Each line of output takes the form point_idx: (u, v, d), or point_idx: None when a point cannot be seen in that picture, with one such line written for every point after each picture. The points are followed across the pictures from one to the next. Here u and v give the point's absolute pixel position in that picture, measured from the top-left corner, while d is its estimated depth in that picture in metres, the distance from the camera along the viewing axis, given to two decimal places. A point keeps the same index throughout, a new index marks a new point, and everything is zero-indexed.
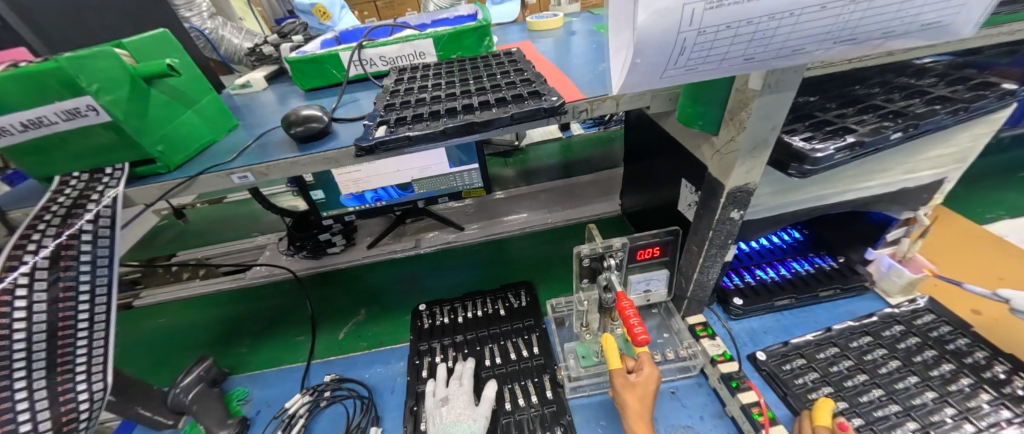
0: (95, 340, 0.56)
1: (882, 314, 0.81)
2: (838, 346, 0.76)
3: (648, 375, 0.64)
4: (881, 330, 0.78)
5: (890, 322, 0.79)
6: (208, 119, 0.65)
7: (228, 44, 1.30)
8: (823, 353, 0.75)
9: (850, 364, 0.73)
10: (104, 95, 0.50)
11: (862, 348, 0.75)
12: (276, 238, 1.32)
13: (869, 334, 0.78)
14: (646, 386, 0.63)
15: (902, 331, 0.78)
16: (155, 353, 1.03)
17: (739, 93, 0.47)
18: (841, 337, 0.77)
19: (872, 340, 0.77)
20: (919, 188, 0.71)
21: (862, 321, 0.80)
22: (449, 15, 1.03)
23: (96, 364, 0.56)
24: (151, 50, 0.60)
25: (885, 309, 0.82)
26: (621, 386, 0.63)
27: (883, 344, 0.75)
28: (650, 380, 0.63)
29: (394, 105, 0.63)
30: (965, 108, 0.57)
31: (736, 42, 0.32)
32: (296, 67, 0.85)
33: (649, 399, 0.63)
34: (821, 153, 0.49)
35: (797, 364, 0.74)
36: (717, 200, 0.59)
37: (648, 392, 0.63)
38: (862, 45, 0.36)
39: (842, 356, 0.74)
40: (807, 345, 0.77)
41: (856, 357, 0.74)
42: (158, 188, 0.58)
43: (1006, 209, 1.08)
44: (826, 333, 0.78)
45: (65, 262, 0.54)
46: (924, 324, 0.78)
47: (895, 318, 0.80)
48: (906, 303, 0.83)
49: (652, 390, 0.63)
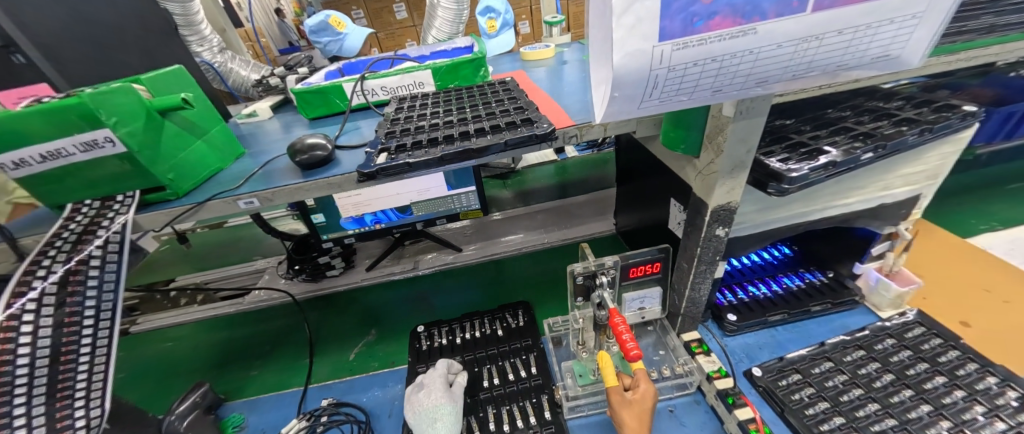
0: (96, 364, 0.57)
1: (873, 328, 0.83)
2: (832, 360, 0.77)
3: (644, 391, 0.65)
4: (873, 344, 0.79)
5: (882, 335, 0.81)
6: (217, 148, 0.68)
7: (236, 76, 1.36)
8: (818, 368, 0.76)
9: (844, 378, 0.74)
10: (122, 127, 0.53)
11: (855, 362, 0.77)
12: (276, 262, 1.33)
13: (861, 348, 0.79)
14: (643, 403, 0.64)
15: (894, 345, 0.79)
16: (153, 381, 1.02)
17: (716, 119, 0.50)
18: (834, 351, 0.79)
19: (865, 354, 0.78)
20: (896, 204, 0.75)
21: (854, 335, 0.81)
22: (447, 47, 1.09)
23: (95, 391, 0.56)
24: (167, 85, 0.64)
25: (876, 323, 0.84)
26: (617, 403, 0.64)
27: (875, 357, 0.77)
28: (646, 397, 0.64)
29: (394, 132, 0.66)
30: (929, 129, 0.61)
31: (704, 77, 0.35)
32: (301, 98, 0.89)
33: (647, 416, 0.63)
34: (796, 173, 0.52)
35: (792, 379, 0.75)
36: (703, 219, 0.61)
37: (645, 408, 0.63)
38: (820, 76, 0.39)
39: (836, 370, 0.75)
40: (802, 360, 0.78)
41: (850, 371, 0.75)
42: (166, 214, 0.60)
43: (998, 221, 1.11)
44: (820, 347, 0.80)
45: (72, 287, 0.55)
46: (914, 337, 0.80)
47: (887, 331, 0.81)
48: (896, 315, 0.85)
49: (648, 407, 0.64)
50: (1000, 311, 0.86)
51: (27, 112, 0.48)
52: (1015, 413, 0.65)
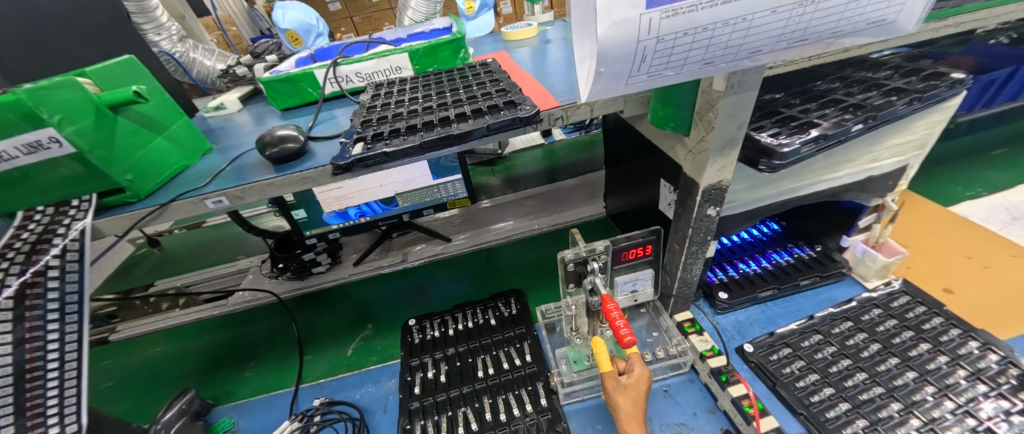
0: (67, 378, 0.53)
1: (860, 299, 0.83)
2: (821, 333, 0.78)
3: (638, 375, 0.64)
4: (860, 314, 0.80)
5: (868, 306, 0.82)
6: (180, 145, 0.64)
7: (200, 67, 1.27)
8: (808, 340, 0.77)
9: (833, 349, 0.75)
10: (68, 125, 0.49)
11: (844, 333, 0.77)
12: (259, 260, 1.29)
13: (849, 319, 0.80)
14: (637, 387, 0.63)
15: (881, 315, 0.80)
16: (135, 391, 0.98)
17: (706, 94, 0.48)
18: (823, 324, 0.79)
19: (853, 325, 0.79)
20: (883, 175, 0.74)
21: (841, 307, 0.82)
22: (424, 29, 1.04)
23: (69, 407, 0.53)
24: (118, 77, 0.59)
25: (863, 294, 0.84)
26: (610, 387, 0.64)
27: (863, 328, 0.78)
28: (640, 381, 0.63)
29: (371, 121, 0.63)
30: (918, 99, 0.60)
31: (694, 48, 0.33)
32: (270, 88, 0.84)
33: (642, 400, 0.63)
34: (787, 148, 0.51)
35: (783, 353, 0.76)
36: (694, 198, 0.60)
37: (639, 392, 0.63)
38: (815, 44, 0.37)
39: (825, 342, 0.76)
40: (791, 334, 0.79)
41: (839, 343, 0.76)
42: (128, 218, 0.56)
43: (983, 187, 1.12)
44: (809, 321, 0.80)
45: (30, 301, 0.52)
46: (900, 306, 0.81)
47: (874, 302, 0.82)
48: (882, 285, 0.86)
49: (643, 390, 0.63)
50: (982, 277, 0.87)
51: None
52: (999, 375, 0.67)
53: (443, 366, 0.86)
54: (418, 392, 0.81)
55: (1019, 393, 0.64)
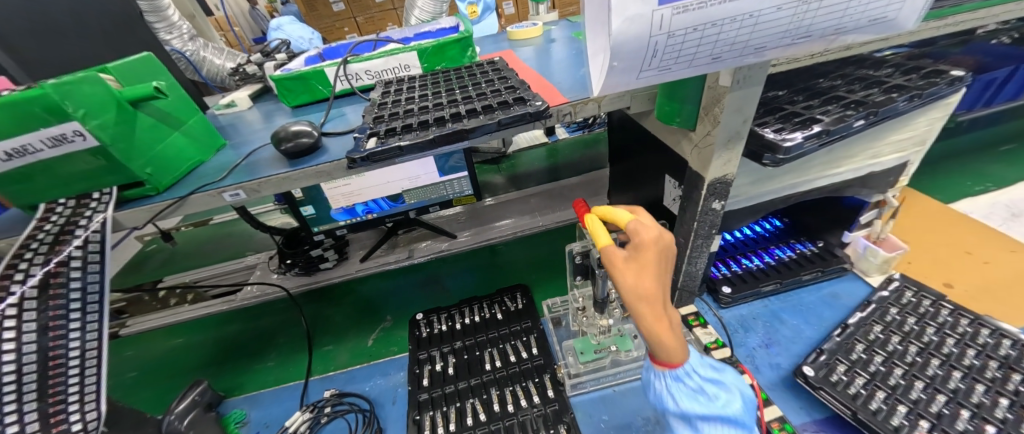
0: (87, 367, 0.55)
1: (874, 297, 0.83)
2: (861, 341, 0.75)
3: (656, 237, 0.48)
4: (881, 316, 0.79)
5: (885, 305, 0.81)
6: (196, 139, 0.65)
7: (209, 65, 1.30)
8: (854, 352, 0.73)
9: (881, 358, 0.71)
10: (91, 120, 0.50)
11: (880, 339, 0.75)
12: (266, 257, 1.31)
13: (876, 322, 0.78)
14: (648, 248, 0.48)
15: (898, 313, 0.79)
16: (145, 383, 1.01)
17: (712, 90, 0.50)
18: (858, 330, 0.77)
19: (882, 327, 0.77)
20: (884, 171, 0.76)
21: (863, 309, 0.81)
22: (431, 28, 1.05)
23: (89, 394, 0.55)
24: (137, 73, 0.60)
25: (877, 294, 0.83)
26: (613, 264, 0.49)
27: (893, 330, 0.76)
28: (652, 240, 0.48)
29: (382, 117, 0.64)
30: (919, 95, 0.61)
31: (702, 44, 0.35)
32: (281, 85, 0.85)
33: (657, 266, 0.48)
34: (790, 142, 0.52)
35: (841, 371, 0.70)
36: (699, 192, 0.62)
37: (650, 253, 0.47)
38: (818, 40, 0.39)
39: (870, 351, 0.73)
40: (837, 347, 0.74)
41: (882, 349, 0.73)
42: (148, 210, 0.57)
43: (993, 181, 1.13)
44: (846, 331, 0.77)
45: (54, 289, 0.53)
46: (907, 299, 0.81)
47: (889, 301, 0.82)
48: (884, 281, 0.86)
49: (655, 253, 0.48)
50: (982, 271, 0.89)
51: None
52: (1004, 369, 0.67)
53: (451, 359, 0.87)
54: (427, 384, 0.83)
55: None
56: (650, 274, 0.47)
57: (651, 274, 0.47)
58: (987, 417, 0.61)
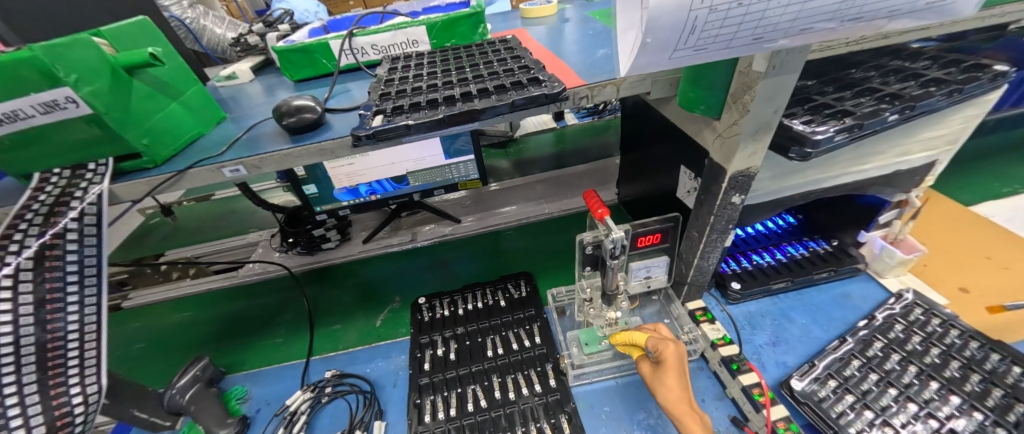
0: (87, 341, 0.53)
1: (882, 313, 0.79)
2: (858, 358, 0.72)
3: (674, 351, 0.61)
4: (884, 331, 0.76)
5: (890, 321, 0.77)
6: (195, 111, 0.63)
7: (210, 34, 1.27)
8: (849, 368, 0.71)
9: (876, 377, 0.69)
10: (84, 86, 0.47)
11: (877, 357, 0.72)
12: (268, 234, 1.30)
13: (878, 339, 0.75)
14: (669, 365, 0.60)
15: (903, 330, 0.76)
16: (146, 355, 1.00)
17: (743, 75, 0.46)
18: (855, 346, 0.74)
19: (883, 344, 0.74)
20: (911, 170, 0.72)
21: (867, 320, 0.78)
22: (440, 3, 1.01)
23: (89, 367, 0.53)
24: (132, 38, 0.57)
25: (883, 307, 0.80)
26: (646, 373, 0.63)
27: (895, 348, 0.73)
28: (670, 358, 0.60)
29: (389, 94, 0.61)
30: (959, 90, 0.57)
31: (745, 21, 0.32)
32: (284, 57, 0.82)
33: (679, 374, 0.60)
34: (820, 136, 0.49)
35: (831, 387, 0.68)
36: (719, 185, 0.59)
37: (672, 368, 0.60)
38: (867, 24, 0.35)
39: (866, 368, 0.70)
40: (832, 362, 0.72)
41: (879, 368, 0.70)
42: (146, 183, 0.55)
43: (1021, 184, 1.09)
44: (845, 345, 0.74)
45: (50, 262, 0.51)
46: (914, 315, 0.78)
47: (895, 317, 0.78)
48: (893, 299, 0.81)
49: (676, 366, 0.60)
50: (999, 278, 0.86)
51: None
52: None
53: (453, 345, 0.86)
54: (429, 369, 0.82)
55: None
56: (676, 383, 0.59)
57: (675, 382, 0.59)
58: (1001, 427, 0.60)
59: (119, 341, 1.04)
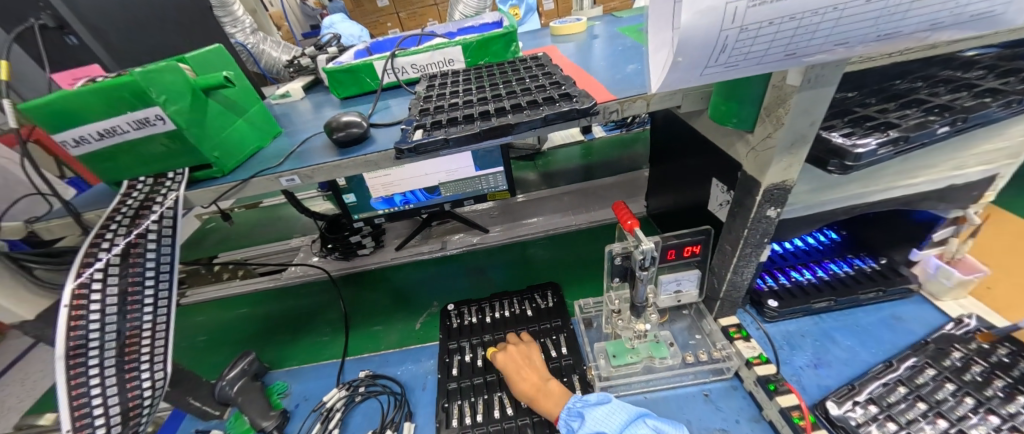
0: (157, 330, 0.60)
1: (936, 339, 0.74)
2: (905, 385, 0.68)
3: (503, 357, 0.76)
4: (938, 359, 0.71)
5: (946, 348, 0.72)
6: (257, 127, 0.69)
7: (268, 57, 1.40)
8: (894, 395, 0.67)
9: (923, 407, 0.64)
10: (170, 105, 0.54)
11: (927, 385, 0.67)
12: (309, 240, 1.38)
13: (930, 366, 0.70)
14: (506, 368, 0.75)
15: (961, 358, 0.70)
16: (200, 349, 1.08)
17: (777, 89, 0.47)
18: (903, 371, 0.70)
19: (936, 372, 0.69)
20: (967, 185, 0.68)
21: (920, 345, 0.73)
22: (475, 23, 1.06)
23: (158, 355, 0.60)
24: (211, 64, 0.65)
25: (938, 332, 0.75)
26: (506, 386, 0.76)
27: (949, 377, 0.68)
28: (504, 362, 0.75)
29: (428, 110, 0.65)
30: (1019, 101, 0.54)
31: (777, 39, 0.33)
32: (332, 77, 0.89)
33: (518, 371, 0.73)
34: (863, 149, 0.47)
35: (870, 412, 0.65)
36: (753, 198, 0.58)
37: (510, 369, 0.74)
38: (907, 37, 0.35)
39: (913, 396, 0.66)
40: (876, 388, 0.68)
41: (928, 397, 0.66)
42: (214, 191, 0.62)
43: None
44: (890, 371, 0.70)
45: (133, 258, 0.57)
46: (976, 344, 0.72)
47: (952, 342, 0.73)
48: (952, 325, 0.76)
49: (511, 365, 0.75)
50: None
51: (85, 90, 0.50)
52: None
53: (480, 352, 0.88)
54: (457, 374, 0.84)
55: None
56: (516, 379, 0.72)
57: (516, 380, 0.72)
58: None
59: (180, 334, 1.13)
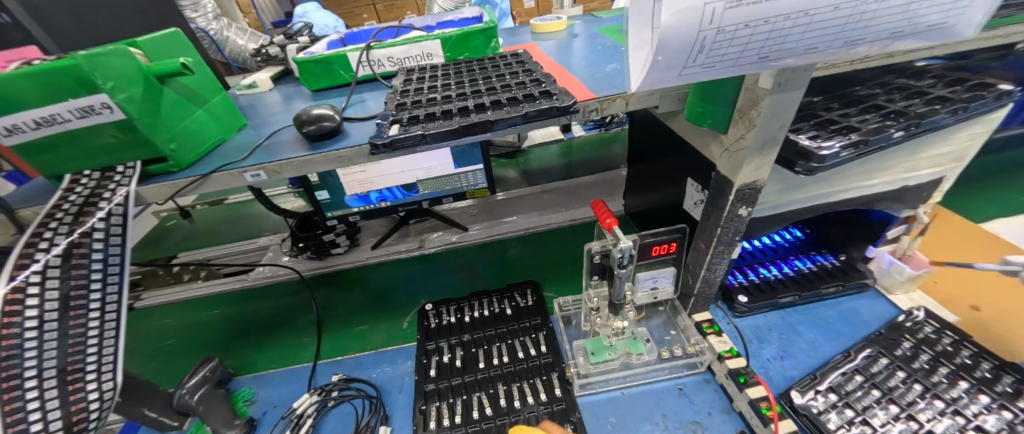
0: (105, 337, 0.55)
1: (889, 330, 0.78)
2: (861, 374, 0.72)
3: None
4: (891, 349, 0.75)
5: (898, 338, 0.77)
6: (218, 119, 0.65)
7: (233, 45, 1.33)
8: (852, 384, 0.71)
9: (877, 394, 0.69)
10: (119, 93, 0.50)
11: (882, 373, 0.72)
12: (279, 239, 1.32)
13: (884, 355, 0.74)
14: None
15: (911, 348, 0.75)
16: (159, 355, 1.02)
17: (749, 91, 0.48)
18: (860, 361, 0.74)
19: (889, 361, 0.73)
20: (918, 186, 0.73)
21: (874, 336, 0.78)
22: (455, 17, 1.04)
23: (106, 365, 0.54)
24: (165, 49, 0.60)
25: (891, 322, 0.80)
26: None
27: (901, 365, 0.72)
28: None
29: (405, 105, 0.63)
30: (964, 108, 0.58)
31: (752, 41, 0.33)
32: (304, 68, 0.85)
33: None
34: (827, 151, 0.50)
35: (831, 401, 0.69)
36: (726, 198, 0.60)
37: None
38: (870, 45, 0.37)
39: (869, 385, 0.70)
40: (837, 377, 0.72)
41: (882, 385, 0.70)
42: (170, 186, 0.58)
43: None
44: (849, 361, 0.74)
45: (76, 259, 0.53)
46: (924, 333, 0.77)
47: (903, 332, 0.78)
48: (903, 316, 0.81)
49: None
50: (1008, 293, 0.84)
51: (18, 74, 0.45)
52: None
53: (459, 352, 0.87)
54: (434, 375, 0.83)
55: None
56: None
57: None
58: None
59: (136, 339, 1.06)
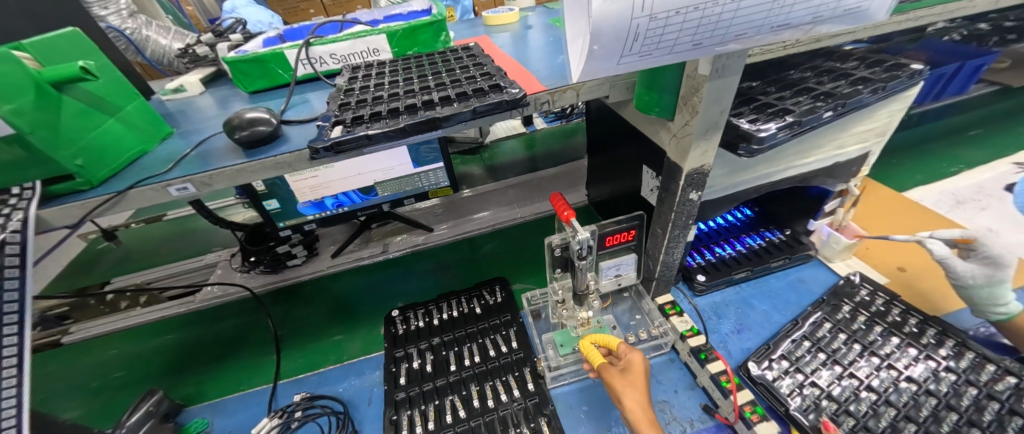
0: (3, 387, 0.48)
1: (829, 296, 0.84)
2: (809, 339, 0.77)
3: (633, 371, 0.62)
4: (833, 314, 0.81)
5: (839, 303, 0.83)
6: (135, 127, 0.59)
7: (154, 45, 1.21)
8: (801, 349, 0.75)
9: (823, 356, 0.74)
10: (3, 104, 0.44)
11: (826, 337, 0.77)
12: (228, 254, 1.23)
13: (827, 320, 0.80)
14: (637, 371, 0.62)
15: (850, 310, 0.81)
16: (94, 393, 0.92)
17: (690, 78, 0.49)
18: (806, 327, 0.79)
19: (832, 325, 0.79)
20: (848, 162, 0.78)
21: (818, 302, 0.83)
22: (402, 11, 1.00)
23: (7, 420, 0.47)
24: (60, 51, 0.54)
25: (833, 289, 0.86)
26: (611, 377, 0.62)
27: (842, 328, 0.78)
28: (639, 365, 0.63)
29: (349, 104, 0.60)
30: (882, 88, 0.63)
31: (684, 28, 0.34)
32: (236, 68, 0.79)
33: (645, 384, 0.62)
34: (764, 133, 0.52)
35: (784, 367, 0.73)
36: (677, 183, 0.62)
37: (640, 377, 0.62)
38: (794, 29, 0.38)
39: (815, 349, 0.75)
40: (788, 344, 0.76)
41: (826, 347, 0.75)
42: (80, 207, 0.52)
43: (950, 166, 1.21)
44: (796, 328, 0.79)
45: None
46: (860, 296, 0.83)
47: (842, 297, 0.84)
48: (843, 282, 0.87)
49: (643, 374, 0.62)
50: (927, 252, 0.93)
51: None
52: (958, 357, 0.71)
53: (429, 356, 0.85)
54: (404, 383, 0.80)
55: (962, 367, 0.69)
56: (643, 391, 0.60)
57: (643, 391, 0.60)
58: (931, 394, 0.66)
59: (66, 378, 0.96)
